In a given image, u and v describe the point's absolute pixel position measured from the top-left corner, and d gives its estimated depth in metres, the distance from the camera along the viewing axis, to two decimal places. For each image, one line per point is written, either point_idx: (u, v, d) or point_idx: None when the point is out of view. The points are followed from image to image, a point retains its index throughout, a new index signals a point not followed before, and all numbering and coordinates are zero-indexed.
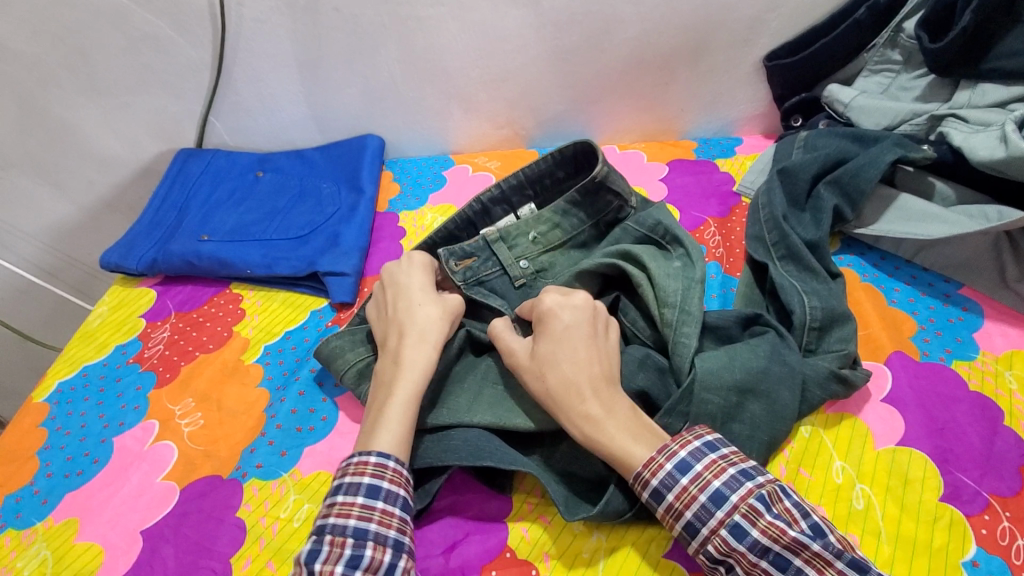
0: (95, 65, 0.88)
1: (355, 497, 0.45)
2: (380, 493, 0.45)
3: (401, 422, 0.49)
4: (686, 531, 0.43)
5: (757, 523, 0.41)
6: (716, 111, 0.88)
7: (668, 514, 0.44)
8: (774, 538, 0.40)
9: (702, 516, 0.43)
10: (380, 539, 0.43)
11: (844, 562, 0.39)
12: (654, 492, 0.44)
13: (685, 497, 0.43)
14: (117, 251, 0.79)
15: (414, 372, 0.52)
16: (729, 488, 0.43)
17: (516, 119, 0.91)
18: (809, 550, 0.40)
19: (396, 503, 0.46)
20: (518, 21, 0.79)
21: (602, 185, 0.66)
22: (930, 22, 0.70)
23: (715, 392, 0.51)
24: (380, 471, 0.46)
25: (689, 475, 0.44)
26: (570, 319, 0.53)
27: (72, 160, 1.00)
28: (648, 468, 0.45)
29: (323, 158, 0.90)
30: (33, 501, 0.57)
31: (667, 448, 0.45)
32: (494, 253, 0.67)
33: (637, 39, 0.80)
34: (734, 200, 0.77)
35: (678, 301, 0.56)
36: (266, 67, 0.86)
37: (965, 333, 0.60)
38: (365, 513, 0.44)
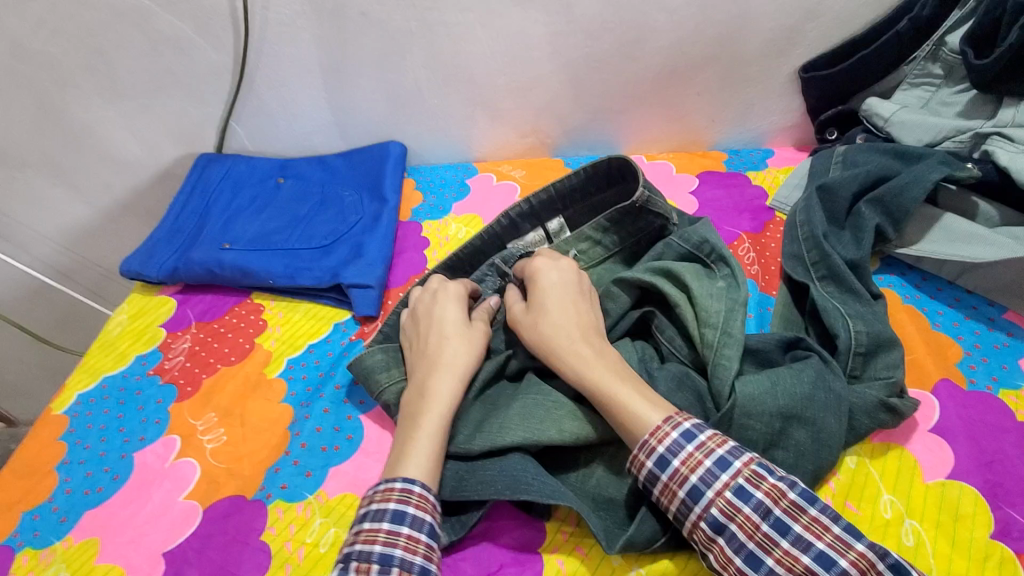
0: (116, 67, 0.86)
1: (381, 523, 0.44)
2: (407, 519, 0.44)
3: (427, 452, 0.48)
4: (690, 498, 0.44)
5: (761, 486, 0.42)
6: (748, 122, 0.86)
7: (671, 481, 0.44)
8: (775, 501, 0.42)
9: (707, 480, 0.43)
10: (404, 566, 0.42)
11: (840, 527, 0.40)
12: (659, 459, 0.45)
13: (690, 462, 0.44)
14: (137, 257, 0.78)
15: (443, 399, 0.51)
16: (732, 454, 0.44)
17: (541, 127, 0.89)
18: (807, 515, 0.41)
19: (421, 529, 0.44)
20: (547, 28, 0.77)
21: (642, 209, 0.64)
22: (976, 36, 0.67)
23: (758, 421, 0.49)
24: (406, 497, 0.45)
25: (694, 443, 0.45)
26: (560, 277, 0.58)
27: (90, 162, 0.99)
28: (655, 435, 0.45)
29: (346, 164, 0.89)
30: (51, 518, 0.56)
31: (673, 419, 0.46)
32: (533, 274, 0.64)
33: (670, 48, 0.78)
34: (767, 214, 0.75)
35: (716, 322, 0.55)
36: (290, 71, 0.84)
37: (1011, 361, 0.58)
38: (391, 540, 0.43)
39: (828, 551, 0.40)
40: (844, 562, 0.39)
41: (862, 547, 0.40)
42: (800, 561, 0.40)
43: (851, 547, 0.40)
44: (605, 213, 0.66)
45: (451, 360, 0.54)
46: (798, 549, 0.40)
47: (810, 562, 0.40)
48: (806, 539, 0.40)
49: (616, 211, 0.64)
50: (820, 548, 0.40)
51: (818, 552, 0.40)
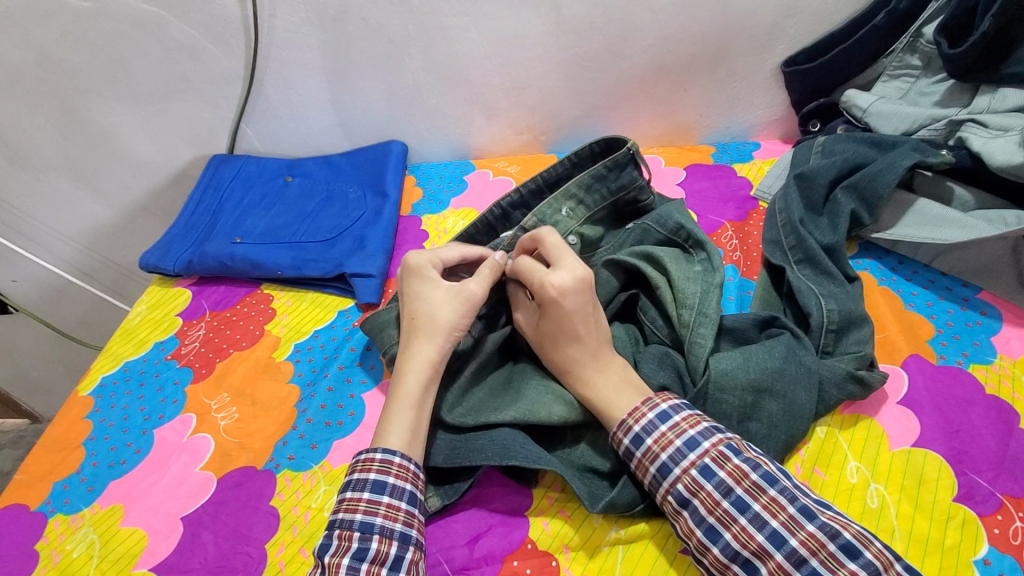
0: (134, 74, 0.92)
1: (362, 493, 0.48)
2: (387, 489, 0.49)
3: (405, 427, 0.52)
4: (659, 473, 0.47)
5: (724, 466, 0.46)
6: (735, 116, 0.90)
7: (644, 457, 0.48)
8: (737, 481, 0.45)
9: (676, 457, 0.47)
10: (385, 532, 0.47)
11: (795, 508, 0.43)
12: (635, 437, 0.49)
13: (662, 440, 0.48)
14: (155, 252, 0.83)
15: (416, 373, 0.54)
16: (703, 436, 0.47)
17: (535, 124, 0.92)
18: (766, 495, 0.44)
19: (401, 497, 0.49)
20: (538, 30, 0.81)
21: (628, 161, 0.69)
22: (949, 28, 0.70)
23: (729, 393, 0.53)
24: (386, 468, 0.50)
25: (668, 423, 0.49)
26: (573, 304, 0.53)
27: (110, 165, 1.04)
28: (633, 416, 0.50)
29: (349, 163, 0.93)
30: (79, 488, 0.60)
31: (651, 400, 0.50)
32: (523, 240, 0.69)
33: (656, 46, 0.82)
34: (751, 204, 0.79)
35: (691, 303, 0.58)
36: (296, 75, 0.89)
37: (982, 337, 0.60)
38: (371, 508, 0.48)
39: (781, 529, 0.42)
40: (794, 541, 0.42)
41: (812, 528, 0.42)
42: (754, 538, 0.43)
43: (803, 528, 0.42)
44: (593, 169, 0.69)
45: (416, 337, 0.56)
46: (753, 527, 0.43)
47: (763, 539, 0.43)
48: (762, 518, 0.43)
49: (598, 167, 0.68)
50: (773, 526, 0.43)
51: (772, 530, 0.43)
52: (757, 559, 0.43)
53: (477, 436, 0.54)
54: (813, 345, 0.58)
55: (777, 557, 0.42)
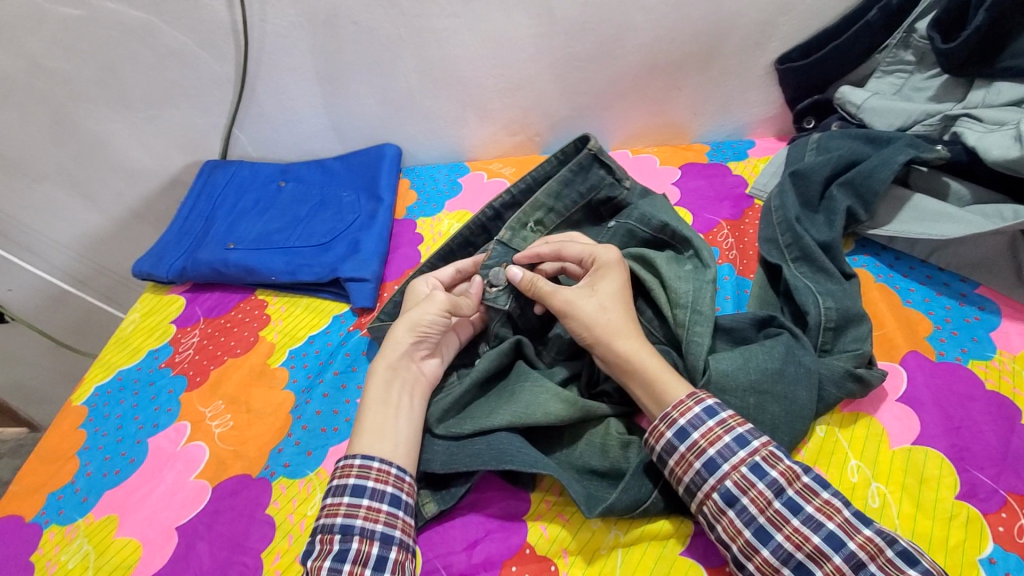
0: (126, 81, 0.91)
1: (341, 497, 0.49)
2: (366, 491, 0.49)
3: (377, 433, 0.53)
4: (705, 468, 0.47)
5: (776, 466, 0.45)
6: (729, 114, 0.89)
7: (689, 452, 0.47)
8: (790, 481, 0.45)
9: (725, 454, 0.46)
10: (365, 534, 0.47)
11: (851, 511, 0.44)
12: (681, 430, 0.48)
13: (710, 436, 0.47)
14: (148, 259, 0.82)
15: (382, 379, 0.55)
16: (752, 435, 0.47)
17: (529, 125, 0.92)
18: (820, 498, 0.44)
19: (381, 499, 0.49)
20: (530, 31, 0.81)
21: (594, 161, 0.70)
22: (942, 22, 0.70)
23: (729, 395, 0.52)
24: (365, 472, 0.50)
25: (715, 419, 0.48)
26: (624, 275, 0.57)
27: (103, 172, 1.04)
28: (678, 409, 0.49)
29: (342, 167, 0.93)
30: (73, 498, 0.60)
31: (697, 394, 0.49)
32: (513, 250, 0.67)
33: (649, 45, 0.82)
34: (747, 202, 0.78)
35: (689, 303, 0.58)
36: (288, 79, 0.89)
37: (981, 333, 0.60)
38: (352, 511, 0.48)
39: (838, 531, 0.43)
40: (852, 544, 0.42)
41: (869, 532, 0.42)
42: (810, 540, 0.43)
43: (860, 531, 0.42)
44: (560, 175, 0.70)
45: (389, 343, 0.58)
46: (808, 529, 0.43)
47: (820, 541, 0.42)
48: (817, 520, 0.43)
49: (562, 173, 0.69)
50: (830, 528, 0.43)
51: (829, 532, 0.43)
52: (812, 562, 0.42)
53: (474, 442, 0.54)
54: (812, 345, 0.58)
55: (834, 560, 0.42)
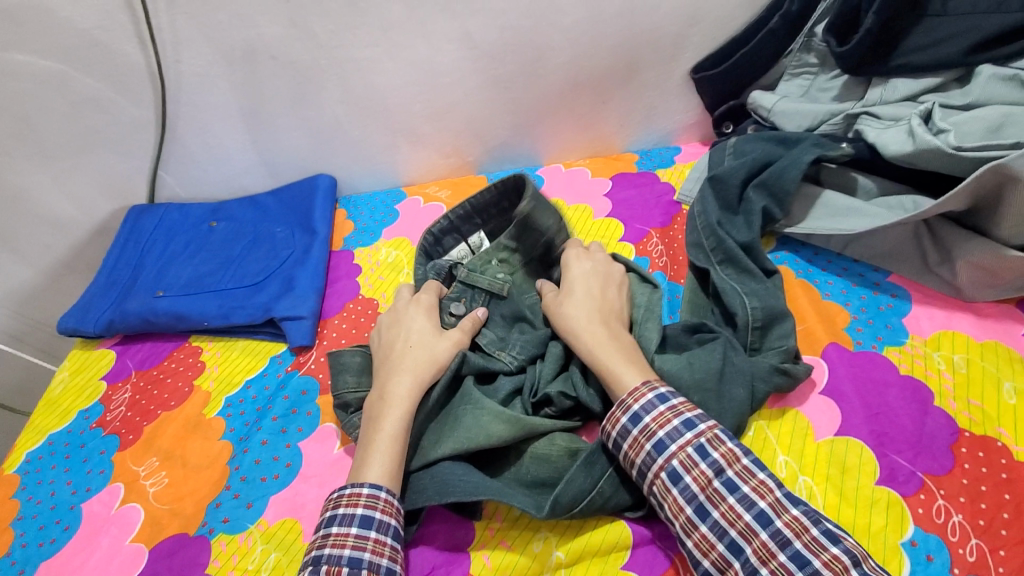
0: (39, 131, 0.88)
1: (350, 528, 0.48)
2: (374, 523, 0.48)
3: (392, 455, 0.52)
4: (654, 450, 0.48)
5: (718, 448, 0.47)
6: (654, 124, 0.92)
7: (640, 434, 0.49)
8: (730, 463, 0.46)
9: (674, 435, 0.48)
10: (373, 567, 0.46)
11: (782, 492, 0.45)
12: (634, 415, 0.50)
13: (660, 419, 0.49)
14: (73, 314, 0.79)
15: (399, 402, 0.55)
16: (700, 418, 0.49)
17: (462, 147, 0.93)
18: (756, 479, 0.45)
19: (387, 533, 0.48)
20: (452, 55, 0.81)
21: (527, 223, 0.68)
22: (836, 26, 0.74)
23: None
24: (372, 503, 0.49)
25: (666, 404, 0.50)
26: (586, 267, 0.64)
27: (25, 225, 1.00)
28: (633, 396, 0.50)
29: (275, 202, 0.92)
30: (8, 573, 0.57)
31: (650, 382, 0.51)
32: (476, 287, 0.67)
33: (569, 62, 0.83)
34: (674, 209, 0.80)
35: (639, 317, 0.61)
36: (211, 118, 0.87)
37: (894, 320, 0.63)
38: (359, 544, 0.47)
39: (768, 510, 0.44)
40: (779, 522, 0.43)
41: (796, 512, 0.43)
42: (742, 518, 0.44)
43: (787, 511, 0.44)
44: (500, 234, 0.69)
45: (404, 364, 0.58)
46: (742, 507, 0.44)
47: (751, 519, 0.44)
48: (750, 499, 0.45)
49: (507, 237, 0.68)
50: (761, 507, 0.44)
51: (759, 511, 0.44)
52: (743, 538, 0.44)
53: (418, 477, 0.54)
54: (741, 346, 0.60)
55: (762, 537, 0.43)
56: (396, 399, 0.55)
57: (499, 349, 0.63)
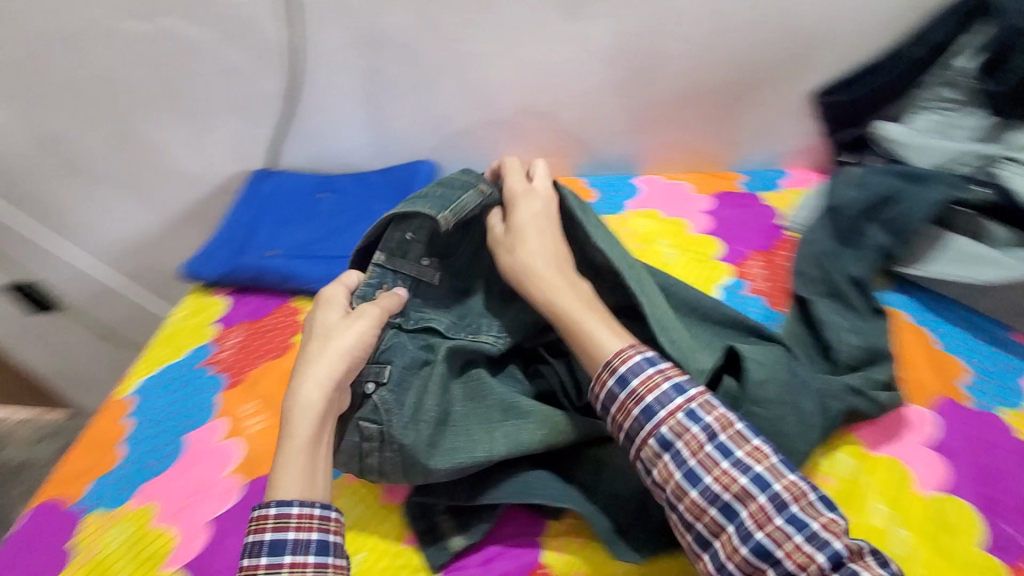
0: (184, 94, 0.97)
1: (260, 558, 0.48)
2: (288, 546, 0.48)
3: (301, 467, 0.51)
4: (643, 416, 0.48)
5: (711, 412, 0.47)
6: (762, 144, 0.90)
7: (627, 399, 0.49)
8: (723, 427, 0.47)
9: (662, 400, 0.48)
10: None
11: (777, 458, 0.46)
12: (620, 378, 0.50)
13: (649, 382, 0.49)
14: (197, 261, 0.87)
15: (302, 417, 0.52)
16: (689, 384, 0.49)
17: (564, 147, 0.94)
18: (749, 444, 0.46)
19: (304, 551, 0.48)
20: (568, 57, 0.83)
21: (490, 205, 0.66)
22: (991, 63, 0.71)
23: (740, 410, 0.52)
24: (283, 523, 0.48)
25: (656, 367, 0.50)
26: (536, 208, 0.63)
27: (158, 177, 1.10)
28: (619, 357, 0.51)
29: (380, 181, 0.96)
30: (117, 485, 0.63)
31: (654, 355, 0.51)
32: (398, 271, 0.63)
33: (684, 74, 0.83)
34: (779, 234, 0.78)
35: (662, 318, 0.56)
36: (334, 96, 0.93)
37: (1013, 381, 0.59)
38: (273, 570, 0.47)
39: (764, 474, 0.45)
40: (777, 486, 0.44)
41: (794, 477, 0.45)
42: (736, 481, 0.45)
43: (785, 476, 0.45)
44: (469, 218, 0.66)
45: (321, 365, 0.54)
46: (736, 471, 0.45)
47: (745, 483, 0.45)
48: (746, 463, 0.45)
49: (443, 226, 0.60)
50: (758, 471, 0.45)
51: (757, 475, 0.45)
52: (738, 501, 0.44)
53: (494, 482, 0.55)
54: (862, 379, 0.56)
55: (759, 499, 0.44)
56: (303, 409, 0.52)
57: (472, 333, 0.61)
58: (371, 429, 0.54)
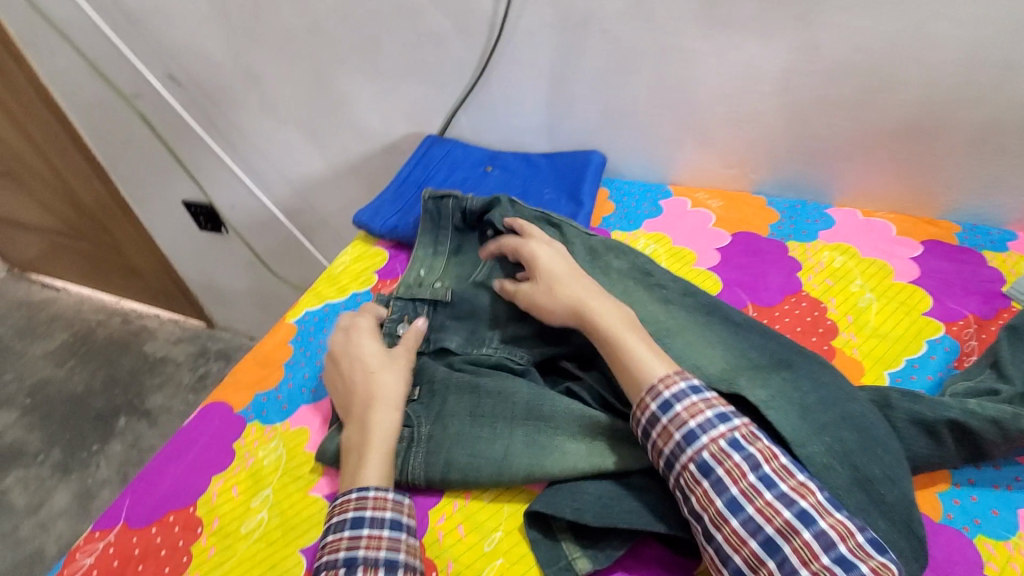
0: (381, 52, 1.02)
1: (341, 533, 0.48)
2: (365, 522, 0.48)
3: (379, 461, 0.53)
4: (684, 440, 0.48)
5: (754, 444, 0.47)
6: (992, 198, 0.77)
7: (670, 423, 0.48)
8: (767, 459, 0.46)
9: (705, 425, 0.48)
10: (368, 563, 0.46)
11: (824, 496, 0.44)
12: (664, 403, 0.49)
13: (692, 408, 0.49)
14: (367, 212, 0.91)
15: (375, 427, 0.55)
16: (734, 414, 0.49)
17: (750, 161, 0.87)
18: (794, 479, 0.45)
19: (381, 527, 0.48)
20: (786, 65, 0.76)
21: (435, 217, 0.77)
22: None
23: (857, 456, 0.50)
24: (362, 503, 0.50)
25: (700, 395, 0.50)
26: (552, 252, 0.65)
27: (336, 126, 1.17)
28: (664, 382, 0.50)
29: (547, 164, 0.95)
30: (275, 403, 0.66)
31: (708, 399, 0.49)
32: (416, 300, 0.70)
33: (920, 102, 0.73)
34: (1001, 302, 0.67)
35: (692, 357, 0.59)
36: (521, 73, 0.93)
37: None
38: (352, 544, 0.47)
39: (811, 509, 0.43)
40: (823, 523, 0.43)
41: (841, 517, 0.43)
42: (780, 514, 0.43)
43: (832, 515, 0.43)
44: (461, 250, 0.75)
45: (372, 389, 0.58)
46: (780, 504, 0.44)
47: (790, 517, 0.43)
48: (790, 497, 0.44)
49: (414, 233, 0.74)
50: (803, 506, 0.44)
51: (801, 510, 0.43)
52: (781, 535, 0.43)
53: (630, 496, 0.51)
54: (965, 412, 0.52)
55: (804, 535, 0.42)
56: (373, 421, 0.56)
57: (476, 347, 0.65)
58: (403, 431, 0.57)
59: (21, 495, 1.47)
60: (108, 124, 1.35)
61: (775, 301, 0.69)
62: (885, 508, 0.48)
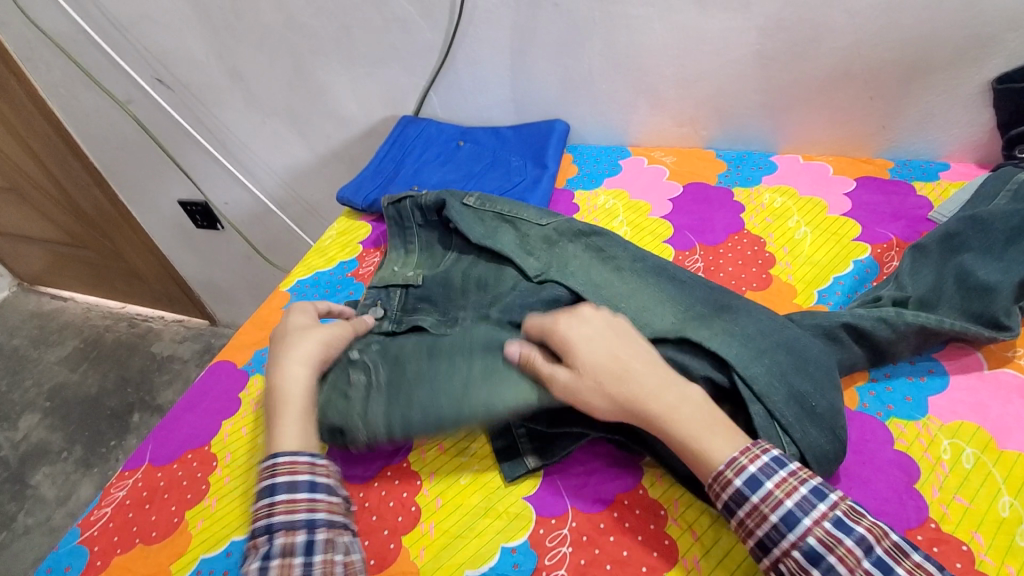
0: (354, 40, 1.08)
1: (298, 495, 0.51)
2: (319, 487, 0.52)
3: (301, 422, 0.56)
4: (784, 522, 0.45)
5: (861, 522, 0.44)
6: (923, 131, 0.84)
7: (763, 503, 0.46)
8: (877, 539, 0.44)
9: (804, 507, 0.45)
10: (329, 525, 0.50)
11: None
12: (750, 480, 0.46)
13: (785, 486, 0.46)
14: (349, 189, 0.98)
15: (299, 390, 0.57)
16: (828, 488, 0.46)
17: (699, 118, 0.94)
18: (910, 560, 0.43)
19: (333, 493, 0.53)
20: (723, 24, 0.82)
21: (402, 219, 0.82)
22: None
23: (793, 377, 0.54)
24: (315, 469, 0.53)
25: (787, 469, 0.47)
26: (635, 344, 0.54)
27: (319, 116, 1.24)
28: (745, 454, 0.47)
29: (515, 135, 1.02)
30: None
31: (797, 472, 0.47)
32: (389, 288, 0.75)
33: (846, 50, 0.80)
34: (925, 225, 0.73)
35: (643, 316, 0.62)
36: (485, 51, 0.99)
37: None
38: (312, 507, 0.51)
39: None
40: None
41: None
42: None
43: None
44: (430, 242, 0.80)
45: (303, 353, 0.60)
46: None
47: None
48: None
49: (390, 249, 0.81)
50: None
51: None
52: None
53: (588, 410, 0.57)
54: (873, 322, 0.59)
55: None
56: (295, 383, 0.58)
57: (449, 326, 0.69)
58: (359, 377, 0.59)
59: (49, 488, 1.55)
60: (104, 131, 1.42)
61: (720, 240, 0.77)
62: (818, 418, 0.53)
